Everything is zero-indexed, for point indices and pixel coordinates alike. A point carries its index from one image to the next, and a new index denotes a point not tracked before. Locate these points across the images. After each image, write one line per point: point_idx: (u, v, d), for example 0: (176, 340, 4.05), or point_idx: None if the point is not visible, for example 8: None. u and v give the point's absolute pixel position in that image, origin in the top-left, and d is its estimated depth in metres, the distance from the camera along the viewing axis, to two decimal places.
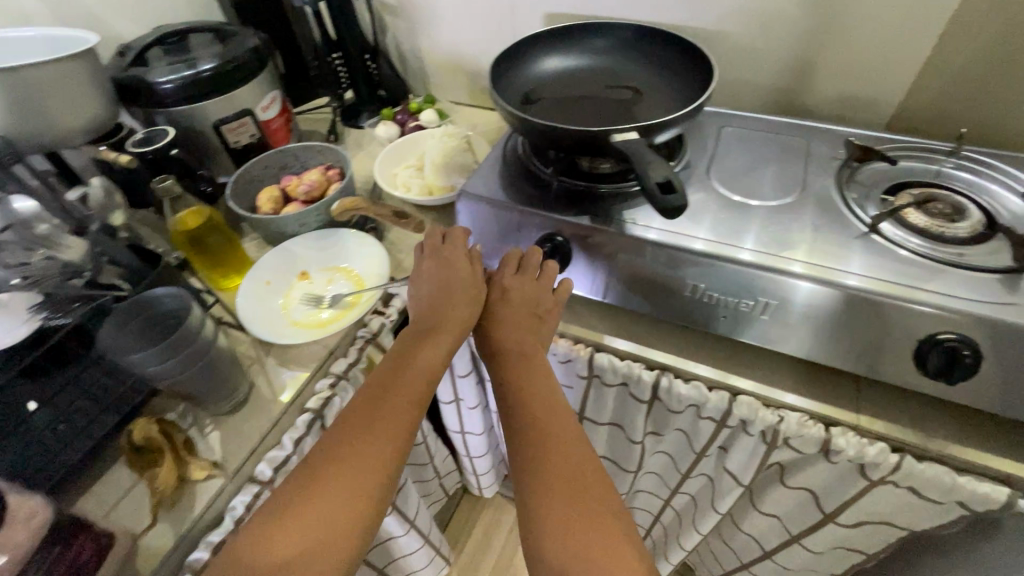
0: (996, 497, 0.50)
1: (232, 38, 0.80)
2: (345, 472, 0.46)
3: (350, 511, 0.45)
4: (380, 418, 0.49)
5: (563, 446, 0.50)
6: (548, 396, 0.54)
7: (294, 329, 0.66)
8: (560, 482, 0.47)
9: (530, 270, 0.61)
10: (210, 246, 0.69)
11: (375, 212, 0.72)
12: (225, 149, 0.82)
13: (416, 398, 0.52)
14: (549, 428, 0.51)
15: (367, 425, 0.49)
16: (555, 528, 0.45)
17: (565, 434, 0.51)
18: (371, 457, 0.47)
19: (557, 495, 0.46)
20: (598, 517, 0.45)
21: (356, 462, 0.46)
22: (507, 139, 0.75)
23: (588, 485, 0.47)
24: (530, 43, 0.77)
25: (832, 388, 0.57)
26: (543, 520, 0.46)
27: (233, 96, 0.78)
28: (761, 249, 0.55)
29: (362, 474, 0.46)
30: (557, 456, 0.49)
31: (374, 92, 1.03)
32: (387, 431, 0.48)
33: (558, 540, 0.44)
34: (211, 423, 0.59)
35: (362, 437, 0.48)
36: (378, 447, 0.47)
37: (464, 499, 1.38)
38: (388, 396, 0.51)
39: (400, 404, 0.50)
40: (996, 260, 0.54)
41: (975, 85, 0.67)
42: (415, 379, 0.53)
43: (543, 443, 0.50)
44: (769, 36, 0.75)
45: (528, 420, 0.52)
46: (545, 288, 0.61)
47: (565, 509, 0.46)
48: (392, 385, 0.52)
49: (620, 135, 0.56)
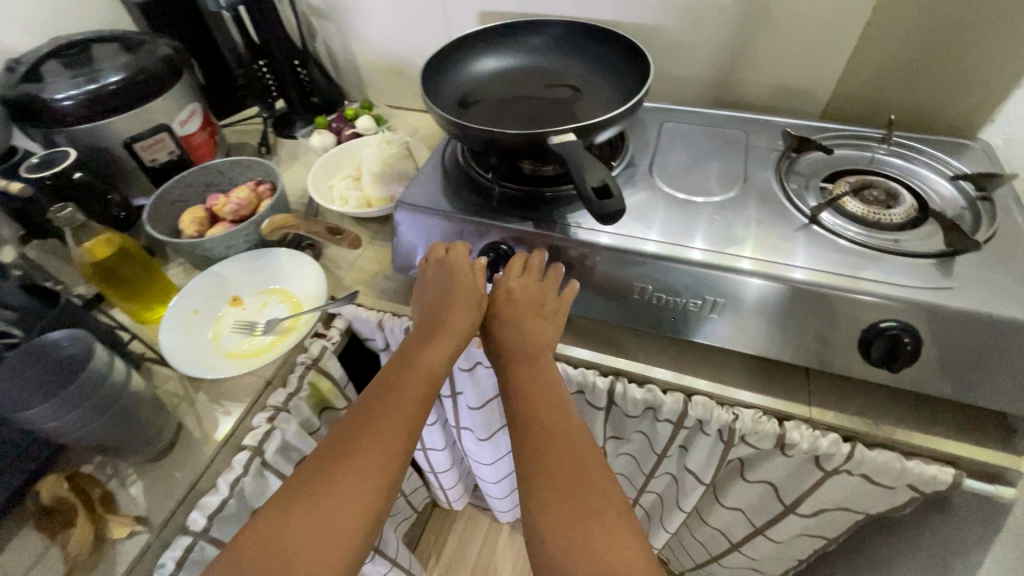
0: (944, 478, 0.51)
1: (141, 47, 0.73)
2: (340, 484, 0.44)
3: (345, 525, 0.43)
4: (376, 427, 0.47)
5: (566, 449, 0.47)
6: (554, 396, 0.52)
7: (226, 361, 0.61)
8: (562, 485, 0.45)
9: (530, 269, 0.57)
10: (125, 277, 0.64)
11: (306, 229, 0.68)
12: (141, 169, 0.76)
13: (414, 405, 0.50)
14: (554, 430, 0.48)
15: (363, 434, 0.47)
16: (556, 535, 0.42)
17: (570, 436, 0.48)
18: (366, 468, 0.45)
19: (559, 499, 0.44)
20: (602, 520, 0.43)
21: (352, 473, 0.45)
22: (446, 145, 0.72)
23: (593, 487, 0.44)
24: (464, 43, 0.74)
25: (784, 382, 0.57)
26: (544, 526, 0.43)
27: (144, 112, 0.72)
28: (705, 247, 0.55)
29: (358, 484, 0.44)
30: (560, 459, 0.46)
31: (307, 99, 0.98)
32: (385, 440, 0.47)
33: (559, 547, 0.42)
34: (134, 473, 0.54)
35: (359, 447, 0.46)
36: (375, 456, 0.46)
37: (435, 513, 1.35)
38: (385, 404, 0.49)
39: (397, 411, 0.49)
40: (930, 245, 0.55)
41: (901, 72, 0.68)
42: (412, 386, 0.51)
43: (546, 446, 0.47)
44: (703, 30, 0.75)
45: (532, 423, 0.49)
46: (547, 289, 0.56)
47: (567, 513, 0.43)
48: (387, 392, 0.50)
49: (558, 136, 0.53)
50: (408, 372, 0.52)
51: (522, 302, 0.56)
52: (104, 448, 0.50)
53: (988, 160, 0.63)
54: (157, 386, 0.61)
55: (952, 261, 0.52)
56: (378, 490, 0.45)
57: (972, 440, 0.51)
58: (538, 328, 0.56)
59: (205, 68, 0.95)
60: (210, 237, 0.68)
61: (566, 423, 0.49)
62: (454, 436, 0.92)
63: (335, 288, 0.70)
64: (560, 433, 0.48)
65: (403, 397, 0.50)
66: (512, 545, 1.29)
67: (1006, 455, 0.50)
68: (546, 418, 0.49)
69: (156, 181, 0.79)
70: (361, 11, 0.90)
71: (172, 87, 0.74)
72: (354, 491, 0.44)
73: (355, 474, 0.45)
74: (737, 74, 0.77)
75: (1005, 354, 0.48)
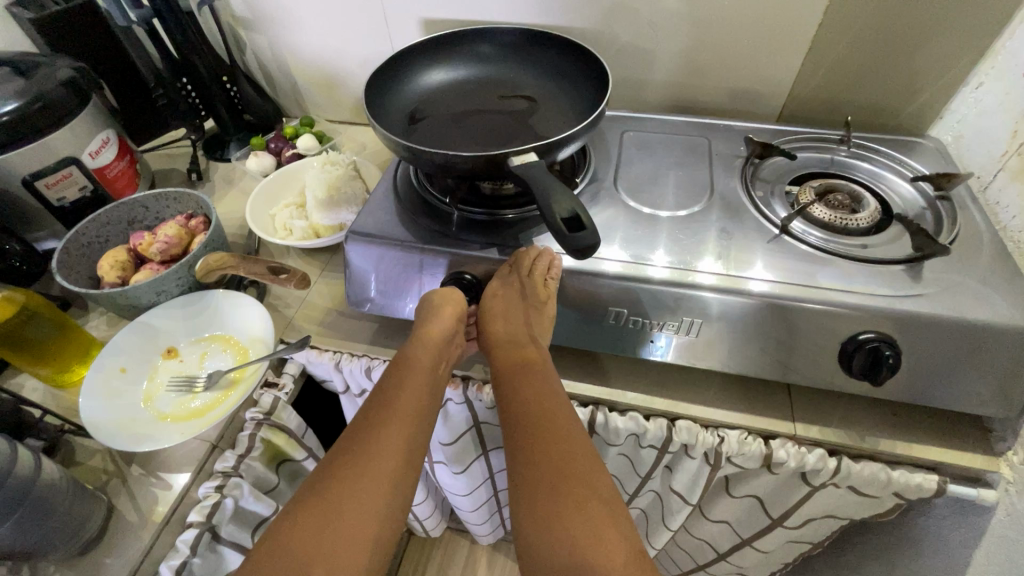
0: (928, 486, 0.51)
1: (36, 71, 0.64)
2: (336, 495, 0.40)
3: (344, 542, 0.38)
4: (372, 430, 0.43)
5: (566, 440, 0.43)
6: (554, 389, 0.47)
7: (159, 427, 0.54)
8: (557, 481, 0.40)
9: (518, 260, 0.53)
10: (32, 341, 0.56)
11: (245, 270, 0.61)
12: (48, 210, 0.68)
13: (413, 408, 0.46)
14: (551, 421, 0.44)
15: (356, 452, 0.42)
16: (546, 535, 0.38)
17: (571, 429, 0.44)
18: (366, 474, 0.41)
19: (551, 496, 0.40)
20: (603, 518, 0.38)
21: (351, 482, 0.40)
22: (397, 165, 0.67)
23: (595, 480, 0.40)
24: (408, 54, 0.68)
25: (766, 399, 0.56)
26: (533, 526, 0.39)
27: (44, 147, 0.63)
28: (677, 265, 0.52)
29: (358, 495, 0.40)
30: (557, 452, 0.42)
31: (240, 118, 0.90)
32: (385, 445, 0.43)
33: (548, 549, 0.38)
34: (58, 570, 0.48)
35: (354, 462, 0.41)
36: (374, 462, 0.41)
37: (412, 542, 1.29)
38: (378, 416, 0.44)
39: (396, 415, 0.45)
40: (896, 250, 0.54)
41: (854, 71, 0.68)
42: (407, 392, 0.47)
43: (541, 439, 0.43)
44: (658, 34, 0.72)
45: (526, 414, 0.45)
46: (539, 277, 0.51)
47: (559, 511, 0.39)
48: (377, 404, 0.45)
49: (518, 157, 0.49)
50: (404, 373, 0.48)
51: (514, 294, 0.52)
52: (14, 554, 0.43)
53: (941, 157, 0.64)
54: (81, 463, 0.54)
55: (920, 266, 0.51)
56: (382, 499, 0.40)
57: (952, 444, 0.51)
58: (532, 324, 0.52)
59: (118, 88, 0.86)
60: (136, 285, 0.60)
61: (566, 414, 0.45)
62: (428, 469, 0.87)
63: (283, 330, 0.64)
64: (561, 426, 0.44)
65: (400, 398, 0.46)
66: (495, 566, 1.25)
67: (985, 457, 0.50)
68: (544, 408, 0.45)
69: (65, 223, 0.70)
70: (293, 21, 0.83)
71: (78, 115, 0.65)
72: (353, 500, 0.40)
73: (352, 483, 0.40)
74: (692, 78, 0.76)
75: (982, 360, 0.47)
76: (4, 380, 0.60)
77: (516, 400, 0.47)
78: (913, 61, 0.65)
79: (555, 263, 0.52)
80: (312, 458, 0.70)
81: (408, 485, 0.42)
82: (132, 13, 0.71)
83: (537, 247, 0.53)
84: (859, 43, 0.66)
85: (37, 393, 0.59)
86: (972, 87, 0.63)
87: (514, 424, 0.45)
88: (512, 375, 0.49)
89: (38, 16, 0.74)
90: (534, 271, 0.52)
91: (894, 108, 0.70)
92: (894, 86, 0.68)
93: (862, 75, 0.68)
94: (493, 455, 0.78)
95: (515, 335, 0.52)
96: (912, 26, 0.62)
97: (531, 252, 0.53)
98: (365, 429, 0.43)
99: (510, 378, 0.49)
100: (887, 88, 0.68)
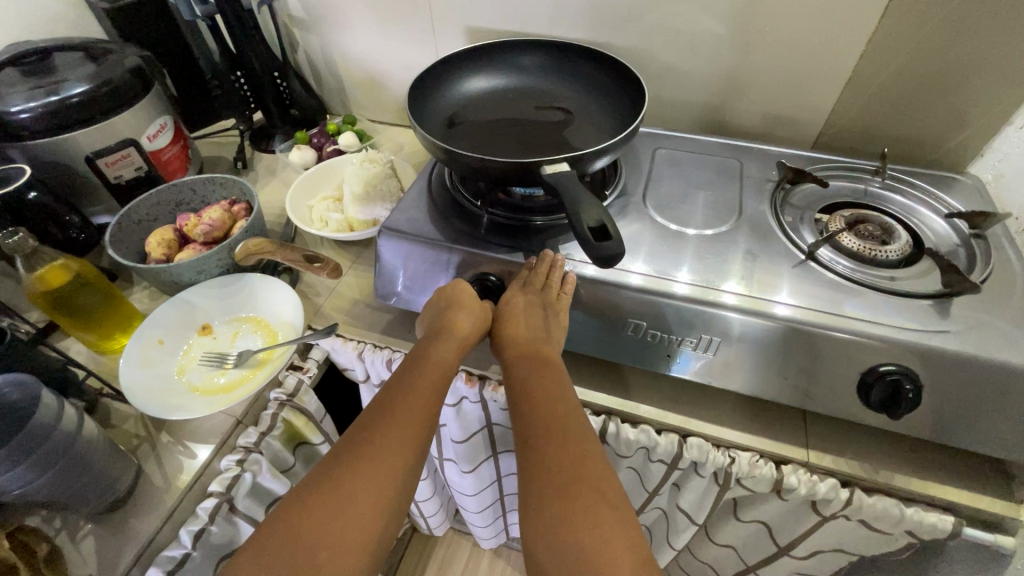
0: (943, 526, 0.50)
1: (107, 57, 0.69)
2: (350, 484, 0.40)
3: (354, 527, 0.39)
4: (391, 420, 0.44)
5: (575, 444, 0.43)
6: (564, 394, 0.48)
7: (188, 397, 0.57)
8: (565, 485, 0.41)
9: (532, 275, 0.54)
10: (86, 304, 0.60)
11: (282, 256, 0.64)
12: (105, 186, 0.72)
13: (428, 404, 0.47)
14: (560, 425, 0.45)
15: (372, 439, 0.43)
16: (552, 538, 0.39)
17: (581, 434, 0.44)
18: (382, 463, 0.42)
19: (558, 500, 0.40)
20: (608, 523, 0.39)
21: (368, 468, 0.41)
22: (433, 167, 0.69)
23: (602, 485, 0.41)
24: (452, 61, 0.71)
25: (781, 425, 0.56)
26: (539, 529, 0.40)
27: (105, 128, 0.67)
28: (697, 281, 0.53)
29: (371, 484, 0.41)
30: (565, 456, 0.42)
31: (287, 112, 0.94)
32: (398, 437, 0.44)
33: (556, 555, 0.38)
34: (88, 524, 0.51)
35: (368, 449, 0.42)
36: (389, 454, 0.42)
37: (414, 538, 1.30)
38: (396, 407, 0.45)
39: (410, 408, 0.46)
40: (926, 284, 0.53)
41: (894, 103, 0.68)
42: (424, 386, 0.48)
43: (548, 442, 0.44)
44: (695, 56, 0.73)
45: (538, 416, 0.46)
46: (554, 289, 0.54)
47: (566, 514, 0.39)
48: (396, 395, 0.47)
49: (551, 166, 0.51)
50: (422, 369, 0.50)
51: (532, 303, 0.53)
52: (51, 503, 0.47)
53: (980, 196, 0.63)
54: (116, 426, 0.58)
55: (949, 303, 0.51)
56: (394, 489, 0.41)
57: (972, 488, 0.50)
58: (549, 328, 0.53)
59: (177, 78, 0.91)
60: (179, 263, 0.63)
61: (577, 422, 0.45)
62: (438, 465, 0.89)
63: (312, 317, 0.66)
64: (570, 431, 0.44)
65: (418, 393, 0.47)
66: (497, 568, 1.26)
67: (1006, 503, 0.49)
68: (555, 413, 0.46)
69: (119, 201, 0.74)
70: (345, 23, 0.87)
71: (140, 100, 0.70)
72: (366, 491, 0.40)
73: (367, 472, 0.41)
74: (728, 100, 0.76)
75: (1010, 404, 0.46)
76: (53, 342, 0.65)
77: (527, 403, 0.47)
78: (956, 96, 0.64)
79: (568, 278, 0.54)
80: (328, 443, 0.73)
81: (416, 479, 0.43)
82: (198, 8, 0.76)
83: (550, 257, 0.55)
84: (903, 74, 0.65)
85: (82, 356, 0.64)
86: (1017, 126, 0.62)
87: (523, 426, 0.46)
88: (523, 378, 0.50)
89: (113, 6, 0.80)
90: (548, 284, 0.54)
91: (934, 143, 0.69)
92: (935, 119, 0.67)
93: (903, 107, 0.68)
94: (503, 458, 0.79)
95: (529, 336, 0.53)
96: (956, 62, 0.62)
97: (544, 262, 0.55)
98: (383, 420, 0.44)
99: (525, 380, 0.49)
100: (928, 122, 0.68)
